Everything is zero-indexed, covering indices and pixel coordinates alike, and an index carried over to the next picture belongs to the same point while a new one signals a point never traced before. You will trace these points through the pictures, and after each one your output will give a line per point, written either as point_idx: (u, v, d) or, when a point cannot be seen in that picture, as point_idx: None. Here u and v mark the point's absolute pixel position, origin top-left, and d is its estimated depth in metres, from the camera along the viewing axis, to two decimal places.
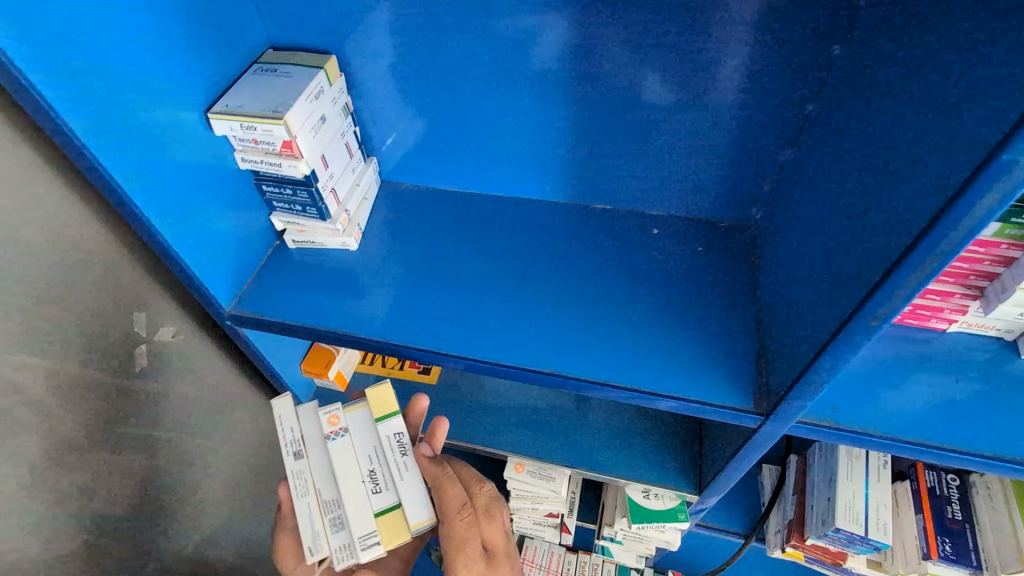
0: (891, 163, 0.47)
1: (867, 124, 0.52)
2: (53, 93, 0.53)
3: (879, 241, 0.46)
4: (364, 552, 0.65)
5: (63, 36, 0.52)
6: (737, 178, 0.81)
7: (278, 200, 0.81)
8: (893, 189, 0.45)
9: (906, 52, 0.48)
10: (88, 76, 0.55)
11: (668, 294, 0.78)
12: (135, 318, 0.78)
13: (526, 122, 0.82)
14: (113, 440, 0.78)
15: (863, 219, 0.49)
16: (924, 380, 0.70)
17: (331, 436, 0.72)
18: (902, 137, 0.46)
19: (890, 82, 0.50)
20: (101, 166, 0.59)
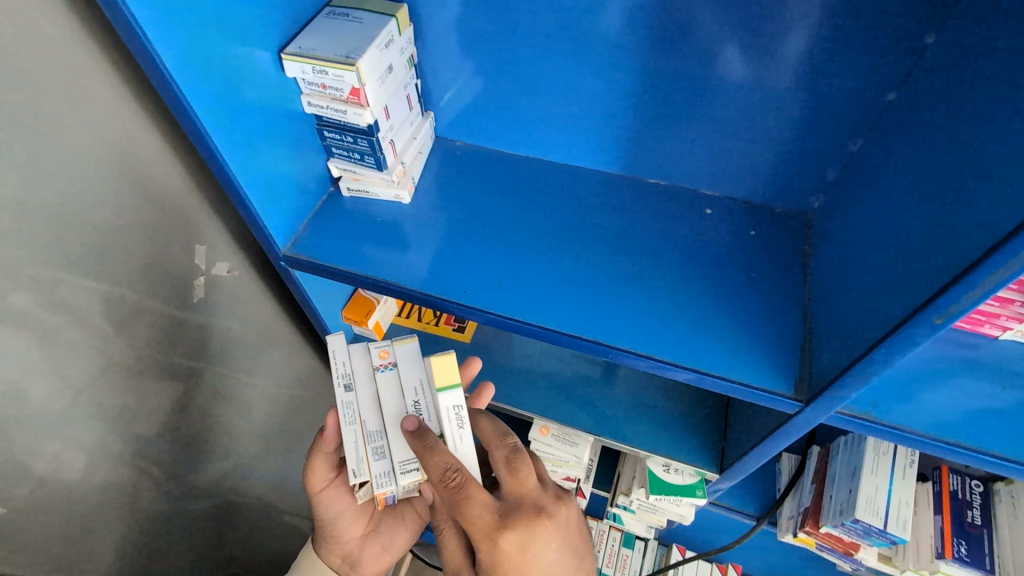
0: (980, 160, 0.45)
1: (957, 117, 0.51)
2: (148, 22, 0.54)
3: (956, 239, 0.45)
4: (405, 477, 0.67)
5: None
6: (800, 164, 0.79)
7: (338, 147, 0.81)
8: (980, 186, 0.44)
9: (1012, 43, 0.46)
10: (180, 8, 0.56)
11: (715, 274, 0.78)
12: (195, 250, 0.80)
13: (589, 89, 0.81)
14: (161, 363, 0.82)
15: (940, 214, 0.48)
16: (969, 384, 0.69)
17: (382, 368, 0.73)
18: (996, 134, 0.44)
19: (989, 76, 0.48)
20: (183, 99, 0.60)
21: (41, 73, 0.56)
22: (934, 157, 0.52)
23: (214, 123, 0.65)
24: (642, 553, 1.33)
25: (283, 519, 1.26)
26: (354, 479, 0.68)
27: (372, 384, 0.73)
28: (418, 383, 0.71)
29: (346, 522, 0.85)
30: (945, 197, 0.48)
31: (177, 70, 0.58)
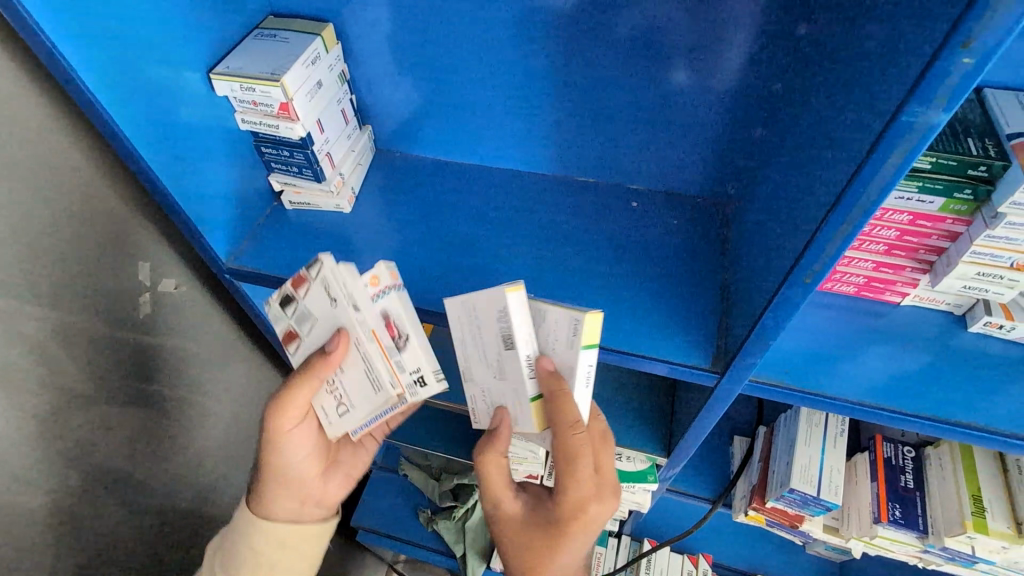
0: (826, 130, 0.50)
1: (816, 97, 0.56)
2: (71, 51, 0.59)
3: (814, 204, 0.50)
4: (438, 384, 0.63)
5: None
6: (712, 154, 0.84)
7: (276, 162, 0.85)
8: (825, 155, 0.49)
9: (847, 27, 0.51)
10: (103, 36, 0.61)
11: (639, 260, 0.82)
12: (138, 267, 0.82)
13: (514, 94, 0.86)
14: (112, 378, 0.83)
15: (805, 185, 0.53)
16: (877, 349, 0.74)
17: (387, 289, 0.62)
18: (835, 106, 0.49)
19: (835, 58, 0.53)
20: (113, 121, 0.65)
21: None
22: (804, 135, 0.57)
23: (136, 136, 0.68)
24: (615, 551, 1.35)
25: None
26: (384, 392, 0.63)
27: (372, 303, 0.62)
28: (530, 335, 0.63)
29: (313, 464, 0.80)
30: (809, 169, 0.53)
31: (96, 85, 0.62)
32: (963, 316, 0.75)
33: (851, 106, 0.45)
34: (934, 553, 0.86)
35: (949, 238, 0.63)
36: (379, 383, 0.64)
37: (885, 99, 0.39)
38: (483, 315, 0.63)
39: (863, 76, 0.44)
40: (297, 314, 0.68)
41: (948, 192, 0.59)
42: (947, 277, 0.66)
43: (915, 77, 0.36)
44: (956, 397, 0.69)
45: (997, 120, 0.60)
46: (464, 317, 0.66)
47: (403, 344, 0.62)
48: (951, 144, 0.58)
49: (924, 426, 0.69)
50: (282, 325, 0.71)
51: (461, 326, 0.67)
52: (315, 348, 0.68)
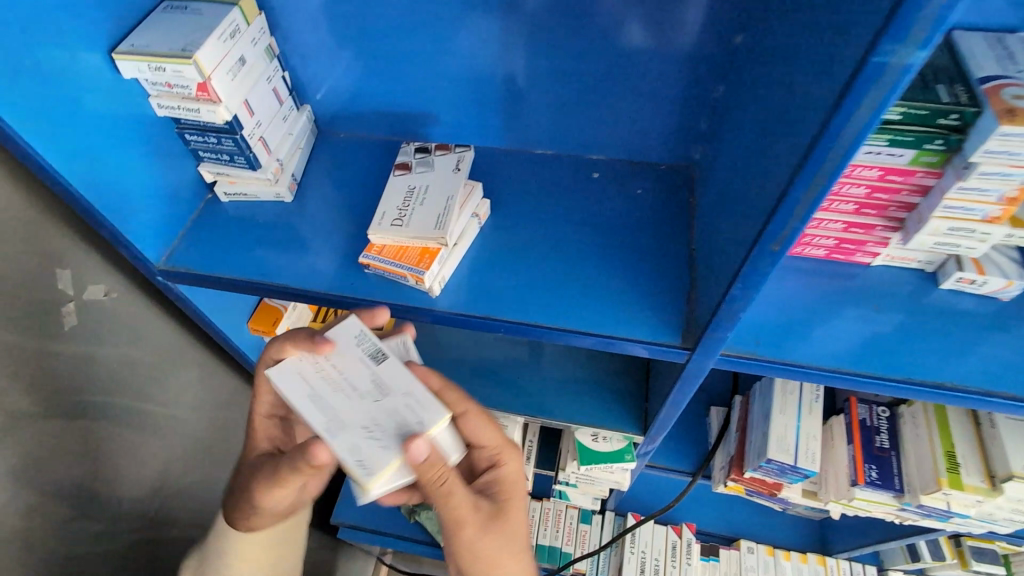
0: (794, 81, 0.46)
1: (785, 45, 0.51)
2: None
3: (783, 163, 0.46)
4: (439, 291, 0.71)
5: None
6: (673, 116, 0.79)
7: (203, 149, 0.77)
8: (792, 108, 0.44)
9: None
10: None
11: (602, 234, 0.77)
12: (57, 275, 0.75)
13: (461, 61, 0.79)
14: (43, 395, 0.76)
15: (775, 142, 0.49)
16: (848, 311, 0.72)
17: (478, 215, 0.76)
18: (804, 52, 0.45)
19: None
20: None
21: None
22: (771, 88, 0.53)
23: (26, 129, 0.60)
24: (600, 527, 1.36)
25: None
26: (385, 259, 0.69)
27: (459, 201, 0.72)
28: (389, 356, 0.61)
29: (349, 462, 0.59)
30: (776, 125, 0.49)
31: None
32: (934, 273, 0.73)
33: (820, 51, 0.41)
34: (911, 511, 0.86)
35: (920, 193, 0.61)
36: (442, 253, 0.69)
37: (859, 39, 0.34)
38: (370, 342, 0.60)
39: (836, 13, 0.39)
40: (422, 160, 0.77)
41: (918, 144, 0.56)
42: (918, 235, 0.64)
43: (890, 9, 0.31)
44: (930, 357, 0.67)
45: (966, 64, 0.57)
46: (314, 367, 0.58)
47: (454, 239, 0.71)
48: (921, 92, 0.55)
49: (895, 390, 0.67)
50: (400, 160, 0.77)
51: (315, 377, 0.58)
52: (411, 187, 0.73)
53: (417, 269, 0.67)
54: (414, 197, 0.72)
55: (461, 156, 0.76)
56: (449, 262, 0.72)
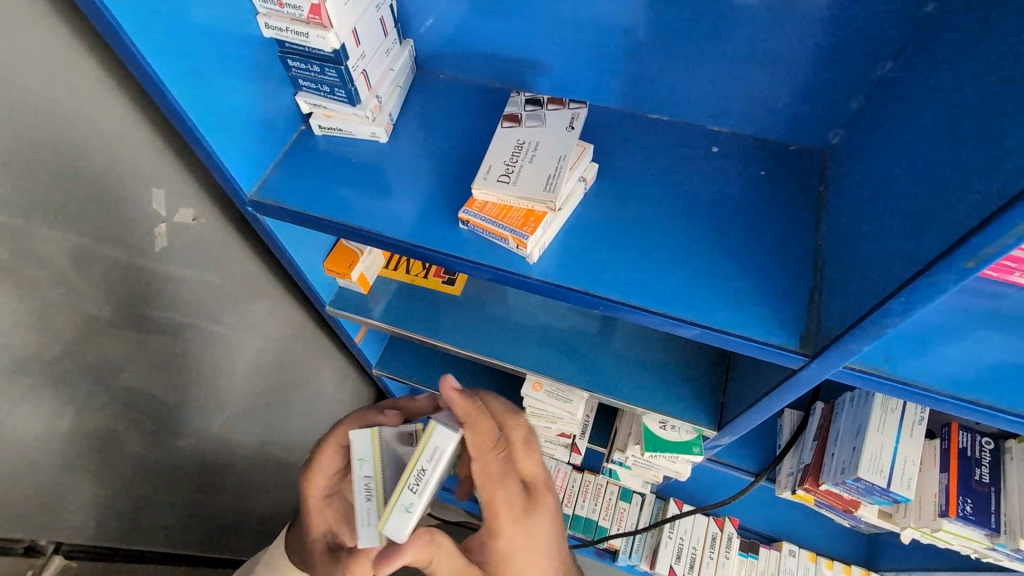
0: None
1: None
2: None
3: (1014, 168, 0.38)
4: (538, 261, 0.67)
5: None
6: (819, 93, 0.69)
7: (304, 78, 0.73)
8: None
9: None
10: None
11: (719, 219, 0.70)
12: (153, 195, 0.74)
13: (586, 8, 0.70)
14: (136, 316, 0.77)
15: (1001, 140, 0.40)
16: (987, 337, 0.64)
17: (586, 181, 0.70)
18: None
19: None
20: (109, 12, 0.53)
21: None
22: (995, 73, 0.43)
23: (147, 38, 0.57)
24: (639, 507, 1.35)
25: (277, 476, 1.24)
26: (488, 219, 0.65)
27: (575, 170, 0.67)
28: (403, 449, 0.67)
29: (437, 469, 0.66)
30: (1013, 117, 0.40)
31: None
32: None
33: None
34: (1001, 552, 0.80)
35: None
36: (549, 221, 0.65)
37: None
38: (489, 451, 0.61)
39: None
40: (533, 113, 0.71)
41: None
42: None
43: None
44: None
45: None
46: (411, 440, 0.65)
47: (562, 208, 0.67)
48: None
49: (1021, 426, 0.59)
50: (509, 111, 0.72)
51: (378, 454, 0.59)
52: (520, 141, 0.68)
53: (520, 233, 0.63)
54: (525, 155, 0.67)
55: (578, 112, 0.70)
56: (551, 230, 0.67)
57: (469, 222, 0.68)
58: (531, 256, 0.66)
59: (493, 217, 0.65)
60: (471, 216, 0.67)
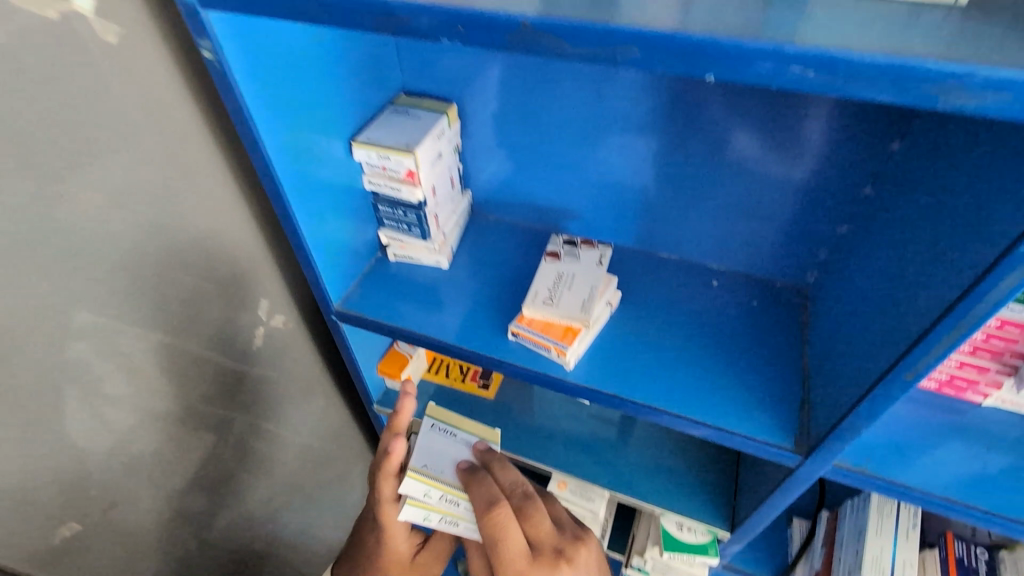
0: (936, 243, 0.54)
1: (924, 209, 0.59)
2: (269, 125, 0.65)
3: (919, 309, 0.54)
4: (574, 369, 0.81)
5: (281, 81, 0.66)
6: (794, 243, 0.88)
7: (388, 217, 0.94)
8: (937, 263, 0.52)
9: (954, 153, 0.55)
10: (289, 112, 0.68)
11: (722, 339, 0.85)
12: (260, 305, 0.88)
13: (607, 174, 0.91)
14: (224, 404, 0.90)
15: (909, 289, 0.57)
16: (957, 446, 0.75)
17: (612, 305, 0.87)
18: (948, 225, 0.53)
19: (945, 176, 0.56)
20: (281, 181, 0.70)
21: (163, 155, 0.64)
22: (908, 242, 0.61)
23: (299, 196, 0.74)
24: None
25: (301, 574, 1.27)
26: (532, 332, 0.81)
27: (605, 298, 0.84)
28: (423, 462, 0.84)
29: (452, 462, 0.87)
30: (918, 273, 0.56)
31: (278, 156, 0.68)
32: None
33: (965, 235, 0.49)
34: None
35: None
36: (582, 337, 0.80)
37: (1013, 226, 0.42)
38: (492, 441, 0.91)
39: (983, 207, 0.47)
40: (571, 250, 0.90)
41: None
42: None
43: None
44: None
45: None
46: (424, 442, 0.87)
47: (593, 326, 0.82)
48: None
49: (989, 522, 0.69)
50: (551, 248, 0.91)
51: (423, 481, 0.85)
52: (559, 273, 0.86)
53: (560, 344, 0.79)
54: (564, 283, 0.84)
55: (606, 252, 0.89)
56: (584, 343, 0.82)
57: (517, 334, 0.83)
58: (567, 364, 0.80)
59: (536, 330, 0.81)
60: (517, 330, 0.83)
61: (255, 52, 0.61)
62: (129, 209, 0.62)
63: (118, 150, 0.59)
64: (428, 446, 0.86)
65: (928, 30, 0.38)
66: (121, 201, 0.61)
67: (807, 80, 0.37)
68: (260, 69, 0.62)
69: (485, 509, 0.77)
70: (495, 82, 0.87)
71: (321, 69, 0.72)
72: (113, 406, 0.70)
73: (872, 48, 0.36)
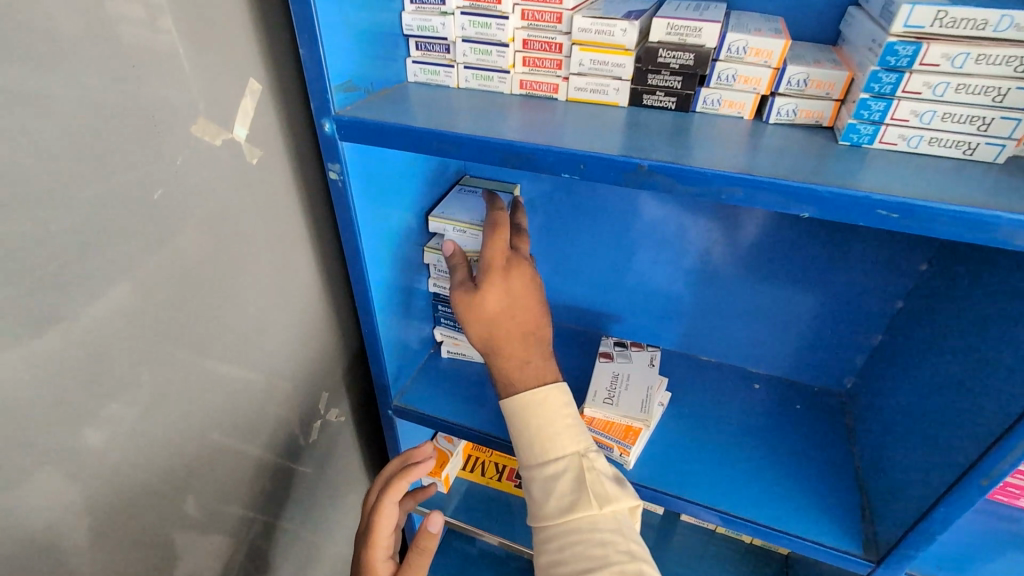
0: (991, 356, 0.59)
1: (967, 325, 0.65)
2: (369, 239, 0.73)
3: (978, 416, 0.58)
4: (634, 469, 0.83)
5: (382, 201, 0.74)
6: (831, 350, 0.93)
7: (446, 316, 0.99)
8: (996, 376, 0.57)
9: (996, 279, 0.62)
10: (384, 227, 0.76)
11: (771, 441, 0.88)
12: (321, 397, 0.91)
13: (652, 283, 0.99)
14: (273, 499, 0.88)
15: (960, 398, 0.62)
16: (1019, 556, 0.75)
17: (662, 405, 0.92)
18: (1001, 341, 0.58)
19: (987, 298, 0.63)
20: (370, 287, 0.77)
21: (268, 257, 0.70)
22: (953, 354, 0.66)
23: (381, 300, 0.81)
24: None
25: None
26: (595, 432, 0.83)
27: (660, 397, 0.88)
28: (456, 204, 0.88)
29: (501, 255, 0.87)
30: (972, 384, 0.61)
31: (371, 265, 0.75)
32: None
33: (1019, 352, 0.55)
34: None
35: None
36: (642, 437, 0.82)
37: None
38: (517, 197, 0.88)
39: None
40: (621, 351, 0.96)
41: None
42: None
43: None
44: None
45: None
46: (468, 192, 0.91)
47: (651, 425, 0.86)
48: None
49: None
50: (602, 349, 0.96)
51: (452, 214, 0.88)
52: (614, 373, 0.90)
53: (623, 443, 0.81)
54: (620, 383, 0.89)
55: (654, 353, 0.95)
56: (642, 443, 0.84)
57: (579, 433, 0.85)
58: (629, 465, 0.82)
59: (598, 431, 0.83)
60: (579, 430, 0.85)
61: (367, 174, 0.69)
62: (234, 302, 0.67)
63: (241, 252, 0.66)
64: (460, 202, 0.88)
65: (977, 185, 0.46)
66: (230, 295, 0.66)
67: (891, 221, 0.45)
68: (370, 192, 0.71)
69: (487, 221, 0.73)
70: (541, 199, 0.96)
71: (412, 188, 0.81)
72: (183, 497, 0.70)
73: (942, 198, 0.44)
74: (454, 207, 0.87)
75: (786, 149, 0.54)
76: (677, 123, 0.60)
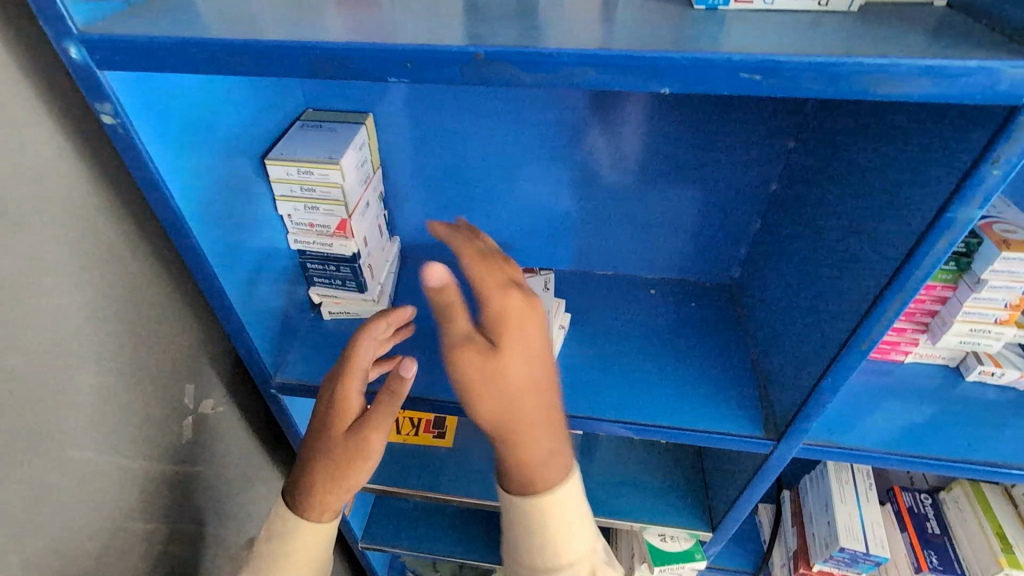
0: (858, 223, 0.59)
1: (835, 196, 0.66)
2: (179, 188, 0.59)
3: (853, 283, 0.59)
4: None
5: (188, 140, 0.60)
6: (718, 243, 0.94)
7: (319, 275, 0.87)
8: (866, 241, 0.58)
9: (857, 144, 0.62)
10: (200, 172, 0.63)
11: (673, 344, 0.88)
12: (186, 390, 0.78)
13: (537, 202, 0.93)
14: (151, 514, 0.77)
15: (833, 268, 0.63)
16: (897, 403, 0.81)
17: (563, 328, 0.89)
18: (867, 205, 0.58)
19: (850, 165, 0.63)
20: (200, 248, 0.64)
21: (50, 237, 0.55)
22: (824, 227, 0.67)
23: (221, 261, 0.68)
24: None
25: None
26: None
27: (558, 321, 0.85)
28: (295, 142, 0.75)
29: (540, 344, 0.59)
30: (843, 252, 0.62)
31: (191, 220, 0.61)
32: (956, 366, 0.86)
33: (885, 214, 0.55)
34: None
35: (940, 301, 0.79)
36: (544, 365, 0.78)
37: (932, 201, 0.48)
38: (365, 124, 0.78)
39: (903, 186, 0.53)
40: None
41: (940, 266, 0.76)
42: (944, 334, 0.80)
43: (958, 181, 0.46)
44: (976, 438, 0.76)
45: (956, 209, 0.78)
46: (311, 127, 0.79)
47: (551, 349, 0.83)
48: None
49: (945, 467, 0.74)
50: None
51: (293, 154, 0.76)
52: None
53: None
54: None
55: (548, 275, 0.91)
56: None
57: None
58: None
59: None
60: None
61: (155, 106, 0.55)
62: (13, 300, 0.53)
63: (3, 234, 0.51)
64: (300, 138, 0.76)
65: (833, 35, 0.43)
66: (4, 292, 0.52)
67: (756, 84, 0.41)
68: (164, 129, 0.57)
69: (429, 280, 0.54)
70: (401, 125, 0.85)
71: (231, 124, 0.67)
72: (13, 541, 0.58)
73: (806, 51, 0.40)
74: (293, 146, 0.74)
75: (639, 20, 0.47)
76: (519, 6, 0.51)
